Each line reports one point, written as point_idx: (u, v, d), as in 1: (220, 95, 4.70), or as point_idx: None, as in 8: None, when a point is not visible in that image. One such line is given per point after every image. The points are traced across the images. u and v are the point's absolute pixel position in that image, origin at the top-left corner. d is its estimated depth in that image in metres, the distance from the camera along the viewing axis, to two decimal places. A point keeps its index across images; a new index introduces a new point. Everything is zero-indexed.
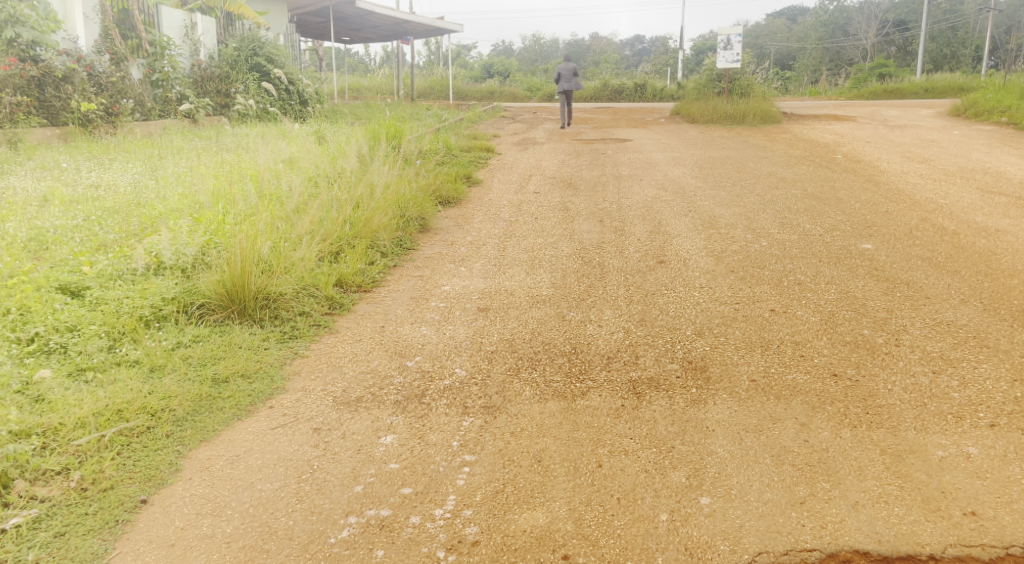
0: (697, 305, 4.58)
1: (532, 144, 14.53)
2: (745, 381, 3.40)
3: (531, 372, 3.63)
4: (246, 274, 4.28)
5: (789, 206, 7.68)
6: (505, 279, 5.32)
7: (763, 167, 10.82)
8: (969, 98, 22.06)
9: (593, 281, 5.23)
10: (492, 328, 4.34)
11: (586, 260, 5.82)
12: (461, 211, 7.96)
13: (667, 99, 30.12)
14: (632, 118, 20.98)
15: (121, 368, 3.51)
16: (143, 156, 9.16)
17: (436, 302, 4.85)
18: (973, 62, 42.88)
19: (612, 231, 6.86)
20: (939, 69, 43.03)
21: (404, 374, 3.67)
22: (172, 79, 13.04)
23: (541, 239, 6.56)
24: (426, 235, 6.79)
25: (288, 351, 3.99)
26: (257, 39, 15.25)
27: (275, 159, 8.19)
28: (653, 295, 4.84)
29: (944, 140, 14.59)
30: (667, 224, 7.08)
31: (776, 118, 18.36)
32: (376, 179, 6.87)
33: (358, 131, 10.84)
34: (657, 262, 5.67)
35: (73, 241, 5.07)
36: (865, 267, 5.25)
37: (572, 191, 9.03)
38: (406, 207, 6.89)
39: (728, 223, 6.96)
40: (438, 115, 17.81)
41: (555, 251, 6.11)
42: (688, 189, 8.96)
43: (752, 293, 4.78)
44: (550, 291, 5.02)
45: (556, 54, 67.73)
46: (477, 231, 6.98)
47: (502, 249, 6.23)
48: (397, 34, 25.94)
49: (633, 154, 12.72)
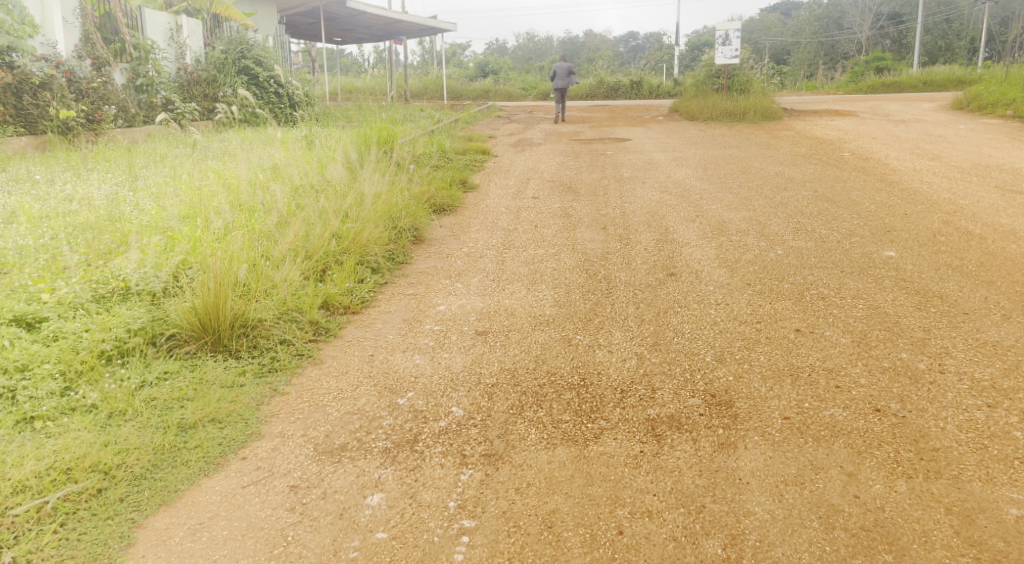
0: (714, 325, 4.19)
1: (529, 145, 14.17)
2: (777, 418, 3.01)
3: (536, 410, 3.25)
4: (219, 302, 3.91)
5: (801, 210, 7.32)
6: (505, 297, 4.95)
7: (769, 166, 10.46)
8: (972, 90, 21.72)
9: (599, 298, 4.86)
10: (492, 356, 3.96)
11: (591, 273, 5.46)
12: (457, 219, 7.60)
13: (664, 96, 29.74)
14: (631, 116, 20.62)
15: (75, 415, 3.15)
16: (123, 165, 8.77)
17: (431, 325, 4.48)
18: (969, 54, 42.61)
19: (616, 239, 6.50)
20: (936, 61, 42.75)
21: (395, 415, 3.30)
22: (156, 84, 12.63)
23: (541, 250, 6.19)
24: (419, 246, 6.41)
25: (265, 388, 3.62)
26: (245, 41, 14.84)
27: (259, 167, 7.80)
28: (665, 312, 4.46)
29: (951, 135, 14.24)
30: (675, 231, 6.72)
31: (777, 114, 18.01)
32: (364, 189, 6.47)
33: (349, 135, 10.45)
34: (667, 275, 5.30)
35: (36, 265, 4.69)
36: (892, 277, 4.88)
37: (572, 195, 8.67)
38: (398, 217, 6.49)
39: (739, 229, 6.60)
40: (433, 117, 17.45)
41: (557, 263, 5.74)
42: (693, 192, 8.60)
43: (773, 310, 4.39)
44: (554, 310, 4.65)
45: (551, 51, 67.35)
46: (473, 242, 6.60)
47: (500, 262, 5.86)
48: (389, 34, 25.54)
49: (633, 155, 12.36)
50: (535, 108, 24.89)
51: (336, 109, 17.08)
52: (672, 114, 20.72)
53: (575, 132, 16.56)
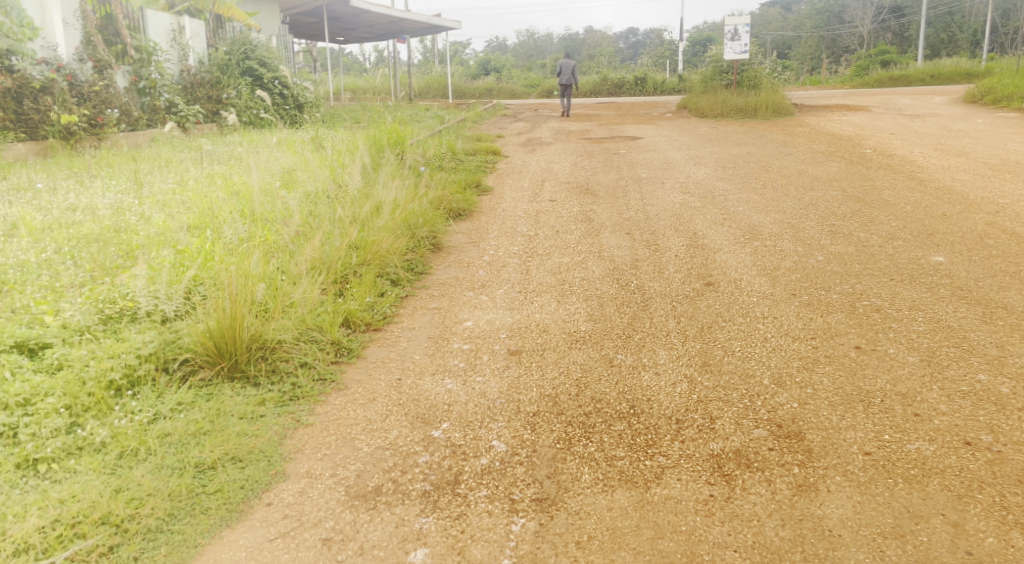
0: (765, 342, 3.90)
1: (539, 145, 13.87)
2: (857, 453, 2.73)
3: (586, 444, 2.97)
4: (235, 325, 3.64)
5: (833, 212, 7.03)
6: (535, 311, 4.66)
7: (790, 165, 10.15)
8: (984, 83, 21.42)
9: (635, 311, 4.56)
10: (529, 379, 3.66)
11: (623, 283, 5.17)
12: (474, 225, 7.31)
13: (668, 92, 29.39)
14: (639, 113, 20.31)
15: (81, 457, 2.88)
16: (127, 172, 8.50)
17: (459, 344, 4.18)
18: (974, 46, 42.31)
19: (644, 245, 6.21)
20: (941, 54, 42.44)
21: (431, 450, 3.01)
22: (159, 87, 12.37)
23: (567, 257, 5.90)
24: (438, 255, 6.12)
25: (287, 419, 3.33)
26: (248, 42, 14.58)
27: (269, 174, 7.52)
28: (710, 329, 4.16)
29: (971, 130, 13.92)
30: (704, 235, 6.42)
31: (789, 110, 17.71)
32: (379, 197, 6.20)
33: (358, 138, 10.18)
34: (705, 285, 5.01)
35: (37, 283, 4.40)
36: (947, 285, 4.59)
37: (591, 198, 8.38)
38: (416, 225, 6.21)
39: (772, 233, 6.32)
40: (440, 117, 17.17)
41: (586, 272, 5.45)
42: (716, 193, 8.32)
43: (827, 325, 4.09)
44: (588, 325, 4.36)
45: (551, 48, 66.99)
46: (494, 249, 6.32)
47: (525, 271, 5.58)
48: (392, 33, 25.24)
49: (647, 153, 12.06)
50: (540, 105, 24.59)
51: (341, 110, 16.78)
52: (681, 111, 20.40)
53: (584, 131, 16.25)
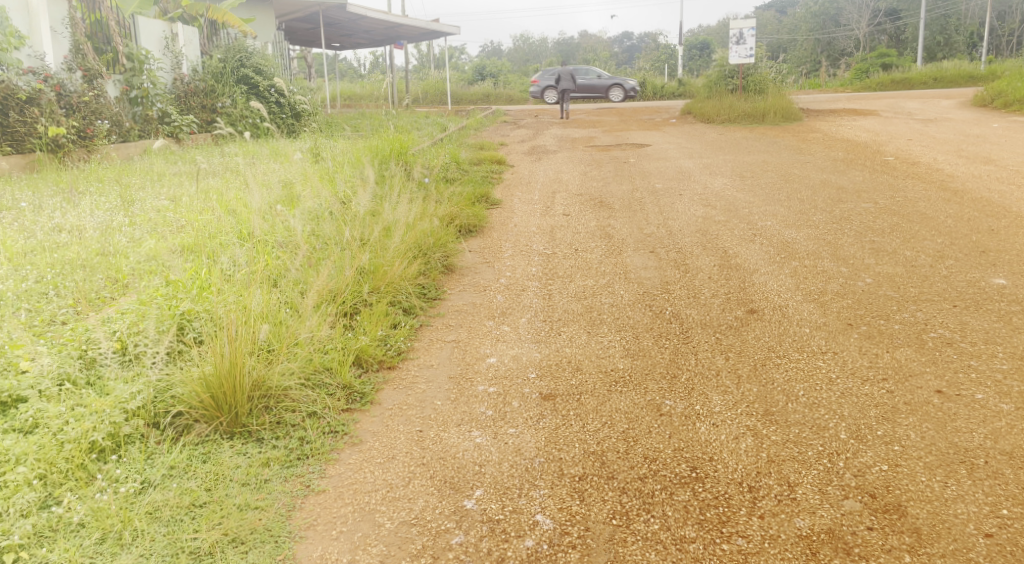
0: (831, 385, 3.47)
1: (544, 153, 13.43)
2: (975, 535, 2.40)
3: (648, 518, 2.57)
4: (236, 372, 3.21)
5: (869, 227, 6.63)
6: (564, 344, 4.22)
7: (811, 174, 9.75)
8: (991, 87, 21.14)
9: (676, 345, 4.12)
10: (568, 430, 3.22)
11: (656, 310, 4.73)
12: (486, 242, 6.88)
13: (668, 97, 29.04)
14: (642, 119, 19.92)
15: (55, 543, 2.44)
16: (117, 187, 8.05)
17: (484, 385, 3.74)
18: (970, 49, 42.17)
19: (673, 264, 5.78)
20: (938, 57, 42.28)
21: (465, 528, 2.60)
22: (152, 96, 11.95)
23: (592, 279, 5.48)
24: (452, 277, 5.70)
25: (295, 485, 2.88)
26: (244, 49, 14.16)
27: (267, 189, 7.10)
28: (765, 368, 3.72)
29: (989, 135, 13.60)
30: (736, 254, 6.00)
31: (798, 115, 17.32)
32: (388, 217, 5.77)
33: (359, 150, 9.77)
34: (748, 312, 4.58)
35: (12, 319, 3.94)
36: (1020, 315, 4.20)
37: (607, 211, 7.97)
38: (428, 246, 5.78)
39: (809, 252, 5.92)
40: (441, 124, 16.75)
41: (614, 297, 5.02)
42: (739, 206, 7.92)
43: (897, 362, 3.68)
44: (626, 362, 3.92)
45: (547, 53, 66.64)
46: (511, 270, 5.90)
47: (548, 296, 5.16)
48: (389, 39, 24.83)
49: (658, 162, 11.64)
50: (539, 111, 24.17)
51: (339, 118, 16.35)
52: (685, 116, 19.98)
53: (588, 138, 15.82)
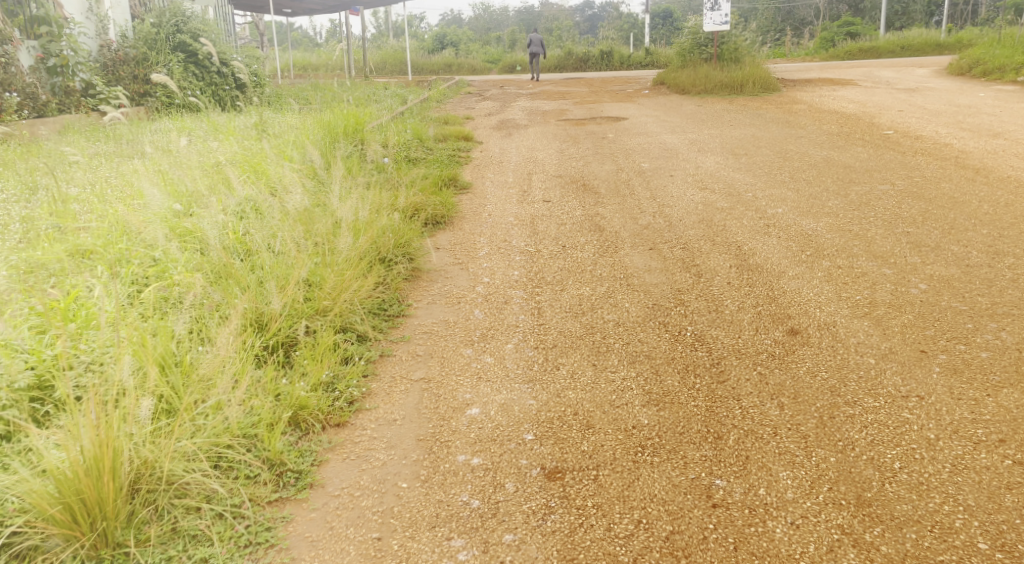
0: (933, 451, 2.59)
1: (514, 127, 12.39)
2: None
3: None
4: (101, 473, 2.23)
5: (895, 215, 5.79)
6: (566, 386, 3.28)
7: (809, 150, 8.91)
8: (964, 56, 20.61)
9: (709, 386, 3.20)
10: (586, 539, 2.30)
11: (674, 332, 3.81)
12: (456, 237, 5.90)
13: (636, 66, 28.03)
14: (612, 90, 18.93)
15: None
16: (20, 172, 6.89)
17: (465, 454, 2.78)
18: (926, 17, 42.03)
19: (680, 266, 4.89)
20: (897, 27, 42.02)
21: None
22: (72, 65, 10.60)
23: (587, 287, 4.57)
24: (417, 286, 4.73)
25: None
26: (181, 12, 12.83)
27: (186, 178, 6.04)
28: (836, 423, 2.82)
29: (980, 105, 12.93)
30: (753, 251, 5.12)
31: (776, 85, 16.44)
32: (337, 217, 4.74)
33: (306, 126, 8.65)
34: (788, 335, 3.68)
35: None
36: None
37: (592, 197, 7.04)
38: (383, 249, 4.76)
39: (836, 247, 5.07)
40: (400, 96, 15.57)
41: (619, 313, 4.11)
42: (740, 189, 7.04)
43: (1010, 413, 2.81)
44: (650, 414, 2.98)
45: (507, 23, 64.96)
46: (489, 275, 4.95)
47: (538, 311, 4.23)
48: (343, 4, 23.34)
49: (640, 137, 10.70)
50: (503, 82, 22.99)
51: (290, 90, 15.10)
52: (657, 87, 19.02)
53: (559, 110, 14.80)
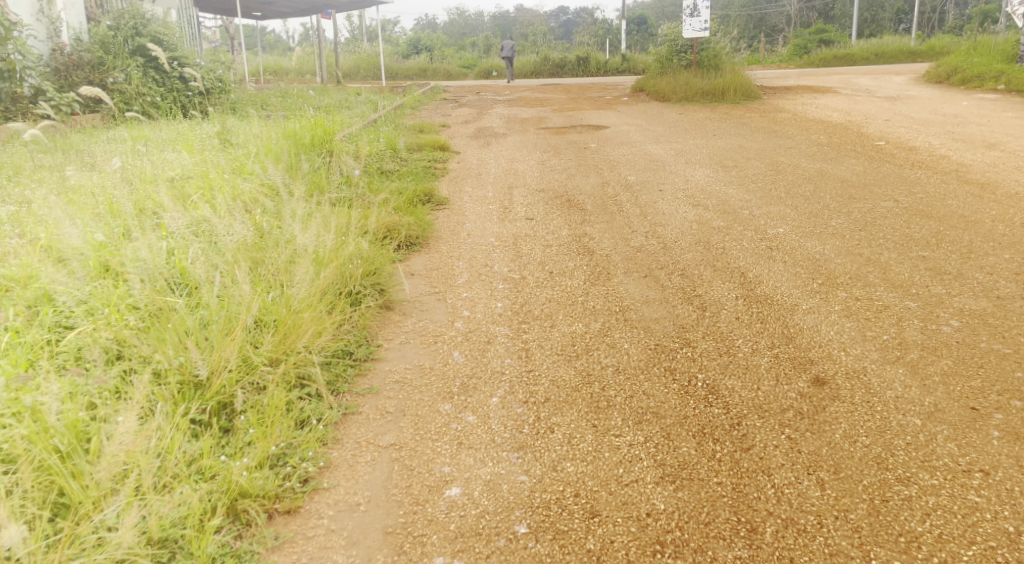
0: (1018, 552, 2.21)
1: (492, 136, 11.90)
2: None
3: None
4: None
5: (906, 237, 5.37)
6: (559, 455, 2.78)
7: (801, 163, 8.51)
8: (941, 64, 20.52)
9: (733, 455, 2.72)
10: None
11: (683, 382, 3.32)
12: (432, 262, 5.39)
13: (612, 72, 27.70)
14: (590, 97, 18.51)
15: None
16: None
17: (442, 560, 2.31)
18: (894, 25, 42.37)
19: (681, 297, 4.43)
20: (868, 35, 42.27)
21: None
22: (21, 69, 9.92)
23: (580, 323, 4.08)
24: (389, 322, 4.21)
25: None
26: (140, 15, 12.22)
27: (128, 198, 5.45)
28: (890, 510, 2.39)
29: (966, 114, 12.69)
30: (759, 279, 4.67)
31: (757, 93, 16.11)
32: (295, 246, 4.19)
33: (270, 136, 8.10)
34: (814, 385, 3.21)
35: None
36: None
37: (579, 214, 6.57)
38: (347, 283, 4.23)
39: (849, 273, 4.64)
40: (372, 103, 15.01)
41: (617, 358, 3.62)
42: (735, 205, 6.61)
43: None
44: (666, 497, 2.52)
45: (482, 27, 64.58)
46: (470, 308, 4.45)
47: (527, 354, 3.72)
48: (314, 7, 22.69)
49: (623, 147, 10.25)
50: (479, 88, 22.49)
51: (257, 96, 14.48)
52: (636, 94, 18.65)
53: (537, 118, 14.34)
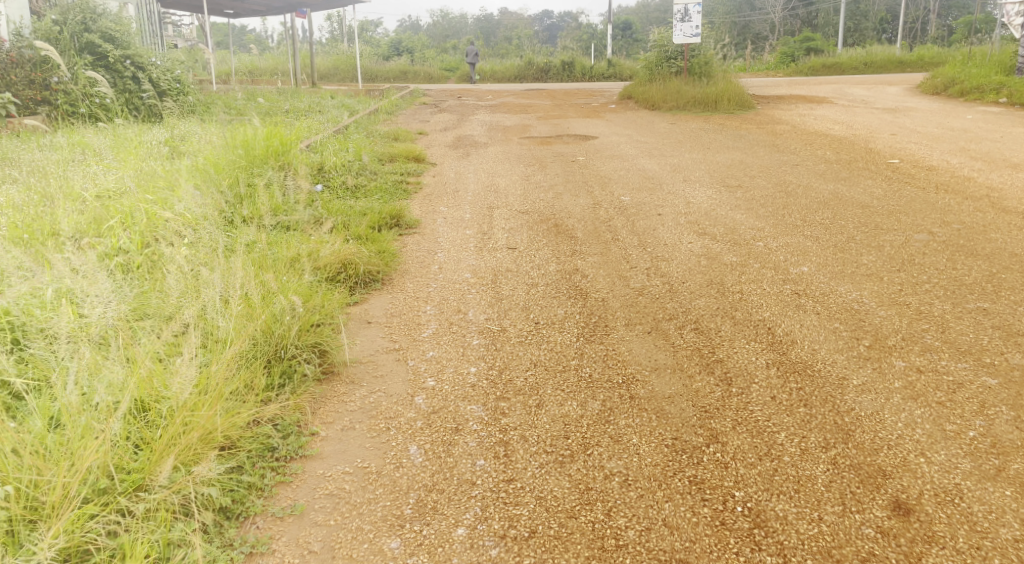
0: None
1: (472, 145, 11.03)
2: None
3: None
4: None
5: (955, 281, 4.56)
6: None
7: (812, 183, 7.70)
8: (937, 75, 19.89)
9: None
10: None
11: (719, 507, 2.49)
12: (395, 304, 4.50)
13: (598, 78, 26.93)
14: (576, 103, 17.67)
15: None
16: None
17: None
18: (879, 35, 42.08)
19: (696, 361, 3.58)
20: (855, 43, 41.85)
21: None
22: None
23: (572, 402, 3.21)
24: (333, 395, 3.32)
25: None
26: (90, 9, 11.27)
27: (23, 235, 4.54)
28: None
29: (976, 128, 11.99)
30: (791, 336, 3.81)
31: (752, 102, 15.35)
32: (184, 318, 3.27)
33: (218, 146, 7.18)
34: (897, 517, 2.40)
35: None
36: None
37: (569, 242, 5.71)
38: (274, 353, 3.35)
39: (900, 330, 3.82)
40: (345, 107, 14.11)
41: (624, 460, 2.75)
42: (746, 235, 5.78)
43: None
44: None
45: (465, 31, 63.75)
46: (436, 373, 3.57)
47: (503, 451, 2.86)
48: (290, 5, 21.74)
49: (614, 161, 9.40)
50: (459, 92, 21.58)
51: (221, 98, 13.57)
52: (624, 100, 17.86)
53: (521, 125, 13.48)
